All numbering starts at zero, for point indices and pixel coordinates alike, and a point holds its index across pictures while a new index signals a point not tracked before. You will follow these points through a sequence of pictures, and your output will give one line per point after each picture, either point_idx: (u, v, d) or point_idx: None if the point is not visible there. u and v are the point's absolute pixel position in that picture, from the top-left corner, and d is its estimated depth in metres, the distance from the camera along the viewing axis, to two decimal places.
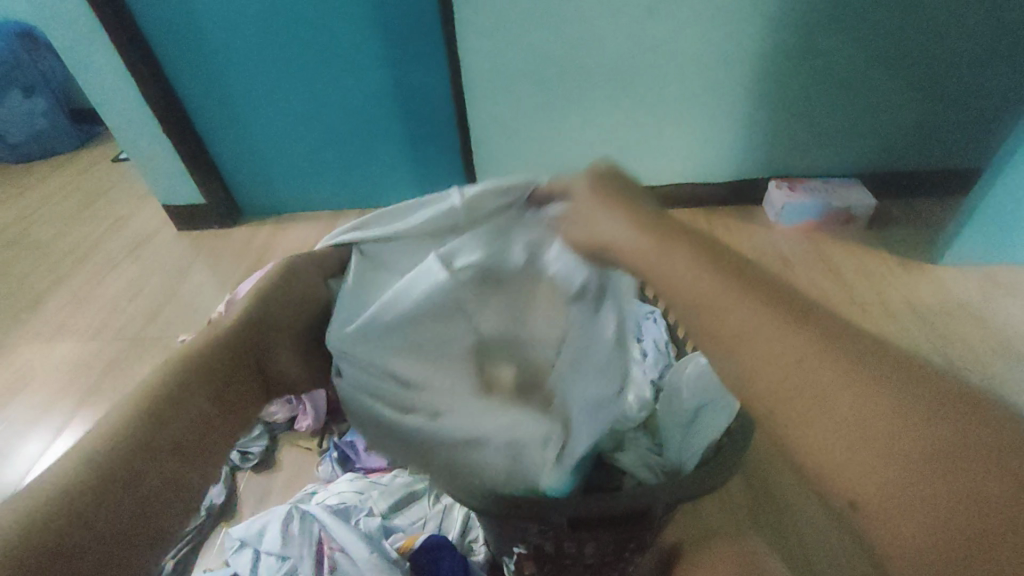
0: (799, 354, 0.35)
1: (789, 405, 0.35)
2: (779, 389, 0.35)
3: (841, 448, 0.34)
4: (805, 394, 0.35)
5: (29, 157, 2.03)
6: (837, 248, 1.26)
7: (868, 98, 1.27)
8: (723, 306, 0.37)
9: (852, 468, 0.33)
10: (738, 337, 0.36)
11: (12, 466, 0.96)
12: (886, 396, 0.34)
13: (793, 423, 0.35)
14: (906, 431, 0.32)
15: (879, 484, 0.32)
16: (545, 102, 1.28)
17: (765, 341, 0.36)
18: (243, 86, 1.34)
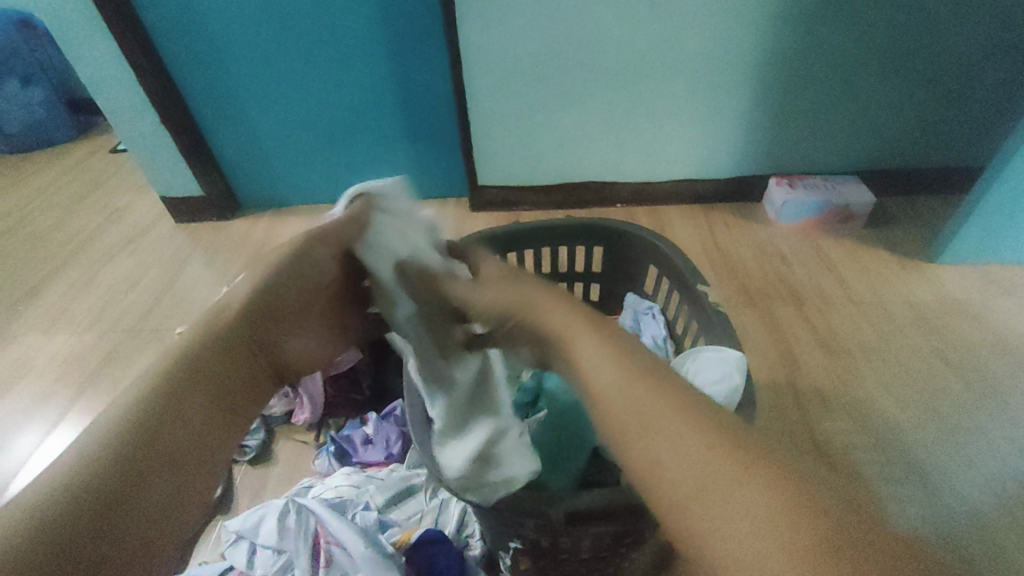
0: (689, 438, 0.29)
1: (694, 491, 0.28)
2: (657, 475, 0.29)
3: (758, 547, 0.26)
4: (682, 474, 0.28)
5: (26, 147, 2.01)
6: (837, 246, 1.25)
7: (870, 95, 1.26)
8: (614, 393, 0.32)
9: (710, 544, 0.27)
10: (627, 417, 0.31)
11: (7, 457, 0.96)
12: (776, 491, 0.27)
13: (698, 531, 0.27)
14: (780, 514, 0.26)
15: (750, 558, 0.26)
16: (546, 98, 1.27)
17: (670, 425, 0.30)
18: (241, 78, 1.33)
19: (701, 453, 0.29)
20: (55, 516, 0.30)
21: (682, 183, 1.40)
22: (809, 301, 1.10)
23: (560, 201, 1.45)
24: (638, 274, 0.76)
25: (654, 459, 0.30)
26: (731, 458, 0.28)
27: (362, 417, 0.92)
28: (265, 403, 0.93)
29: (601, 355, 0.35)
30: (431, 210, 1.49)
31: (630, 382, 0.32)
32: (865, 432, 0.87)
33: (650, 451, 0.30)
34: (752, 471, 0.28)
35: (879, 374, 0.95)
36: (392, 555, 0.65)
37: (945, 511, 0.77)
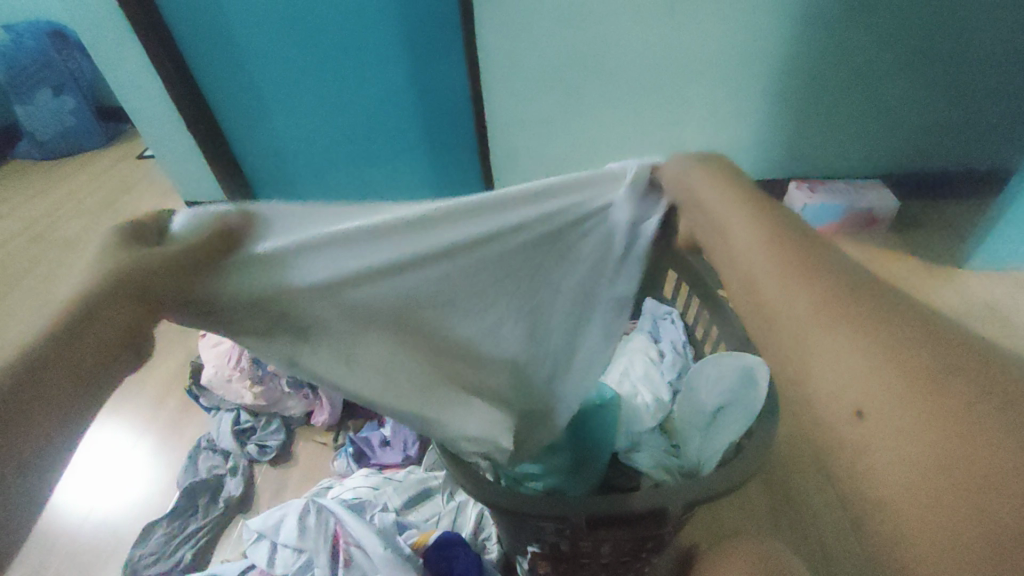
0: (849, 325, 0.34)
1: (839, 386, 0.32)
2: (819, 353, 0.34)
3: (911, 458, 0.28)
4: (836, 356, 0.33)
5: (57, 154, 2.08)
6: (859, 251, 1.23)
7: (894, 97, 1.24)
8: (778, 288, 0.39)
9: (859, 403, 0.31)
10: (784, 307, 0.38)
11: None
12: (945, 368, 0.30)
13: (845, 402, 0.31)
14: (934, 388, 0.29)
15: (893, 419, 0.29)
16: (563, 103, 1.27)
17: (824, 323, 0.35)
18: (263, 85, 1.36)
19: (856, 336, 0.33)
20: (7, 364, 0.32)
21: None
22: None
23: None
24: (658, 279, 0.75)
25: (807, 332, 0.36)
26: (883, 343, 0.32)
27: (380, 419, 0.93)
28: (285, 404, 0.94)
29: (762, 256, 0.42)
30: None
31: (800, 285, 0.38)
32: None
33: (793, 325, 0.37)
34: (900, 354, 0.31)
35: None
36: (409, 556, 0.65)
37: None
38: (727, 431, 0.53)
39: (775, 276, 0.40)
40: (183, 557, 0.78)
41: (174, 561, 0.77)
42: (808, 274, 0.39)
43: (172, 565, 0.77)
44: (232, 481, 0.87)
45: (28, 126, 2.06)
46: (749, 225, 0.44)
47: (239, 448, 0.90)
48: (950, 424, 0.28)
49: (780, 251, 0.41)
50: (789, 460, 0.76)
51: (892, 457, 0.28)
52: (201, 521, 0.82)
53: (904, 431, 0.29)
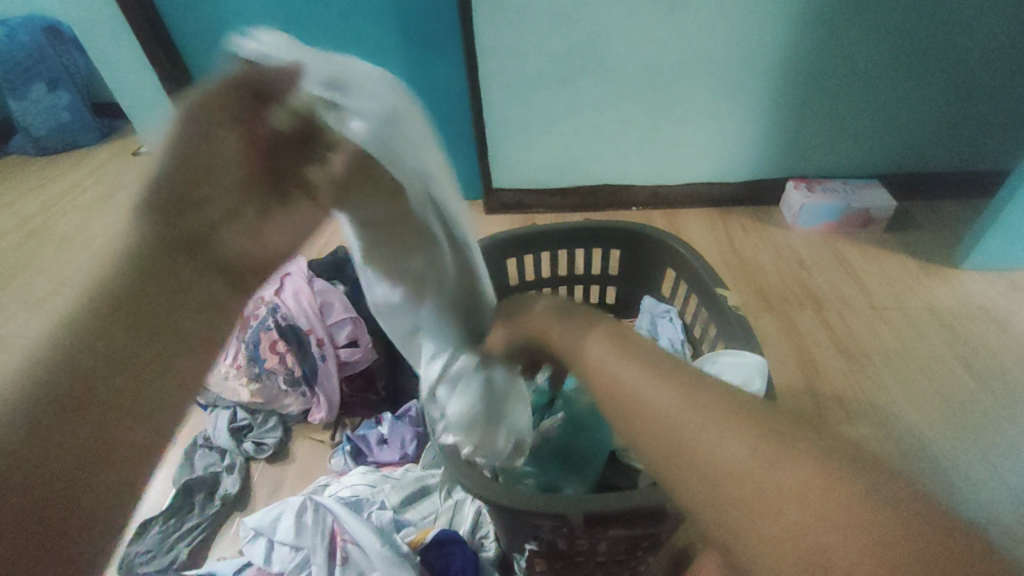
0: (717, 421, 0.34)
1: (724, 503, 0.32)
2: (704, 467, 0.33)
3: (815, 567, 0.28)
4: (714, 453, 0.33)
5: (52, 150, 2.07)
6: (856, 250, 1.24)
7: (892, 97, 1.24)
8: (636, 385, 0.39)
9: (728, 507, 0.31)
10: (651, 410, 0.36)
11: None
12: (806, 455, 0.31)
13: (743, 531, 0.30)
14: (804, 479, 0.30)
15: (767, 522, 0.30)
16: (561, 101, 1.27)
17: (695, 422, 0.34)
18: None
19: (731, 434, 0.33)
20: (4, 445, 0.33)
21: (698, 186, 1.40)
22: (827, 306, 1.09)
23: (574, 203, 1.45)
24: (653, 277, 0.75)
25: (682, 437, 0.34)
26: (754, 430, 0.32)
27: (377, 417, 0.93)
28: (281, 402, 0.94)
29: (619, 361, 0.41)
30: None
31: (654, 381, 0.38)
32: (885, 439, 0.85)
33: (661, 431, 0.36)
34: (765, 442, 0.32)
35: (900, 378, 0.94)
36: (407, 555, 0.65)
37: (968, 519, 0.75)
38: None
39: (625, 368, 0.40)
40: (178, 554, 0.78)
41: (170, 559, 0.77)
42: (668, 372, 0.38)
43: (168, 563, 0.77)
44: (228, 479, 0.87)
45: (23, 122, 2.04)
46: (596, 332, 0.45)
47: (235, 445, 0.90)
48: (824, 512, 0.29)
49: (639, 357, 0.40)
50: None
51: (778, 561, 0.29)
52: (197, 518, 0.82)
53: (788, 529, 0.29)
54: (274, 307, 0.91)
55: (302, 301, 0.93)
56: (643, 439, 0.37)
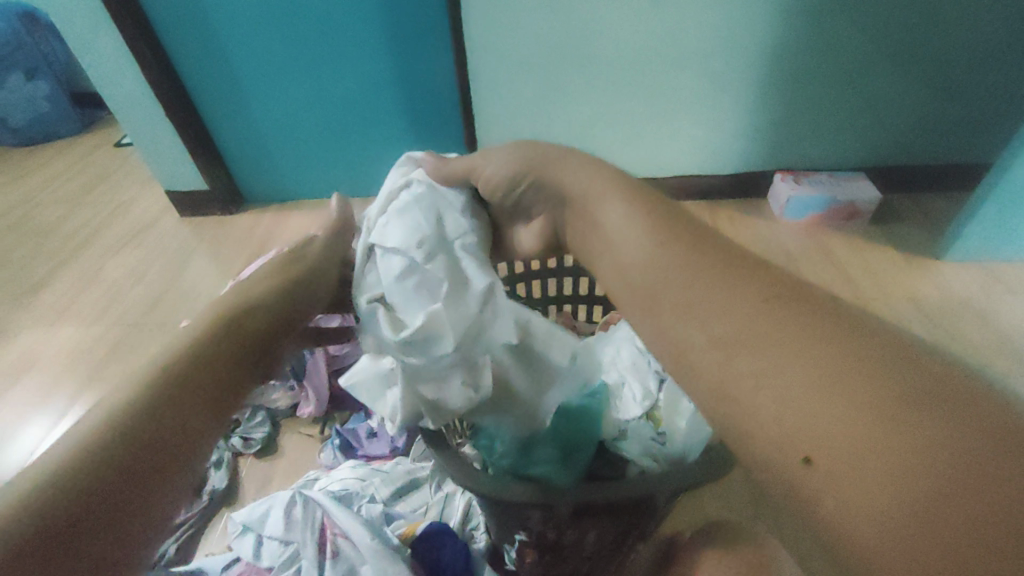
0: (758, 320, 0.29)
1: (771, 408, 0.26)
2: (747, 367, 0.28)
3: (870, 501, 0.23)
4: (780, 386, 0.27)
5: (31, 141, 2.02)
6: (842, 243, 1.25)
7: (877, 91, 1.25)
8: (697, 292, 0.32)
9: (806, 445, 0.25)
10: (708, 320, 0.31)
11: (16, 448, 0.97)
12: (895, 389, 0.24)
13: (798, 441, 0.25)
14: (903, 426, 0.23)
15: (847, 462, 0.24)
16: (549, 93, 1.27)
17: (740, 320, 0.30)
18: (245, 72, 1.33)
19: (802, 363, 0.27)
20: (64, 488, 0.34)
21: (687, 178, 1.40)
22: None
23: None
24: None
25: (739, 364, 0.28)
26: (829, 360, 0.26)
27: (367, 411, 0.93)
28: (269, 397, 0.94)
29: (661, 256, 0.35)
30: None
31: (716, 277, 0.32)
32: None
33: (708, 353, 0.30)
34: (843, 375, 0.26)
35: None
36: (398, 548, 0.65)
37: None
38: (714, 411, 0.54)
39: (672, 269, 0.34)
40: (166, 550, 0.77)
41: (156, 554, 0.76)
42: (727, 276, 0.32)
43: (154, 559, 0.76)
44: (216, 474, 0.86)
45: None
46: (625, 216, 0.39)
47: (223, 441, 0.90)
48: (922, 460, 0.22)
49: (673, 250, 0.35)
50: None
51: (859, 502, 0.23)
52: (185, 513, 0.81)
53: (875, 476, 0.23)
54: None
55: None
56: (684, 371, 0.31)
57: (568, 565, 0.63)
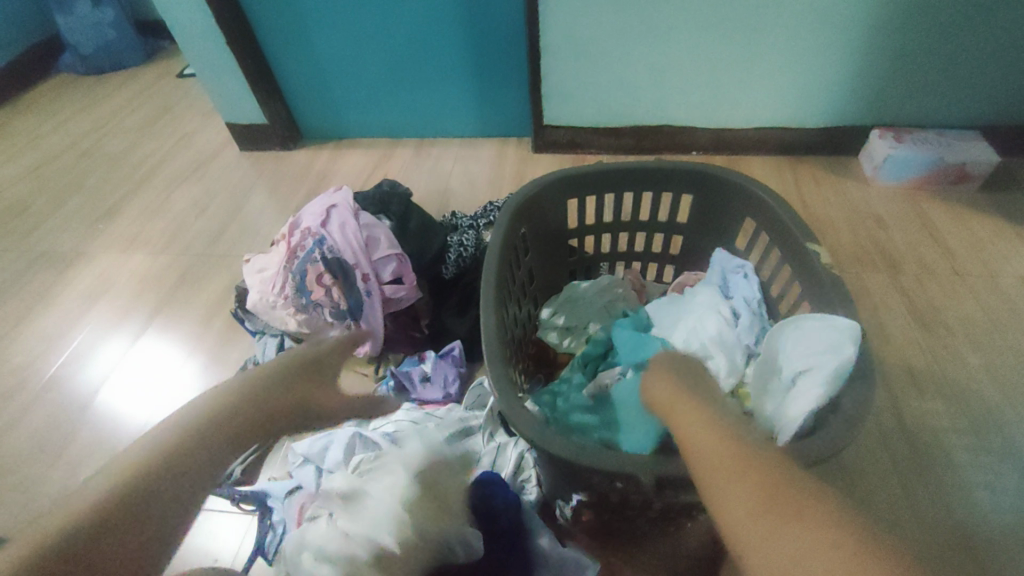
0: (715, 437, 0.39)
1: (721, 506, 0.36)
2: (706, 477, 0.38)
3: (779, 571, 0.31)
4: (746, 514, 0.34)
5: (101, 69, 2.05)
6: (943, 210, 1.12)
7: (1014, 34, 1.07)
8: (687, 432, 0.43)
9: (776, 570, 0.31)
10: (697, 459, 0.40)
11: (99, 365, 1.04)
12: (832, 514, 0.32)
13: (736, 534, 0.35)
14: (828, 536, 0.31)
15: (798, 560, 0.31)
16: (625, 30, 1.15)
17: (707, 440, 0.40)
18: (306, 0, 1.28)
19: (741, 480, 0.36)
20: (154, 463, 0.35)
21: (769, 131, 1.28)
22: (904, 271, 1.00)
23: (629, 146, 1.36)
24: (729, 225, 0.70)
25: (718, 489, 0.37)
26: (778, 491, 0.34)
27: (420, 355, 0.94)
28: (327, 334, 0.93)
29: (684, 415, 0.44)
30: (493, 149, 1.43)
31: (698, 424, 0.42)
32: (959, 414, 0.80)
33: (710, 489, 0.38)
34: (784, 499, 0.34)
35: (980, 352, 0.87)
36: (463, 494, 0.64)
37: None
38: (807, 390, 0.48)
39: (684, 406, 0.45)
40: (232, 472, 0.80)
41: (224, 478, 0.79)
42: (701, 413, 0.43)
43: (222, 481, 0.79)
44: None
45: (71, 39, 2.03)
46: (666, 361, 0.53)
47: None
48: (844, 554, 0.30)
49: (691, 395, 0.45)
50: (862, 447, 0.77)
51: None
52: None
53: (818, 574, 0.30)
54: (321, 240, 0.92)
55: (348, 233, 0.93)
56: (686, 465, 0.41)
57: (624, 526, 0.62)
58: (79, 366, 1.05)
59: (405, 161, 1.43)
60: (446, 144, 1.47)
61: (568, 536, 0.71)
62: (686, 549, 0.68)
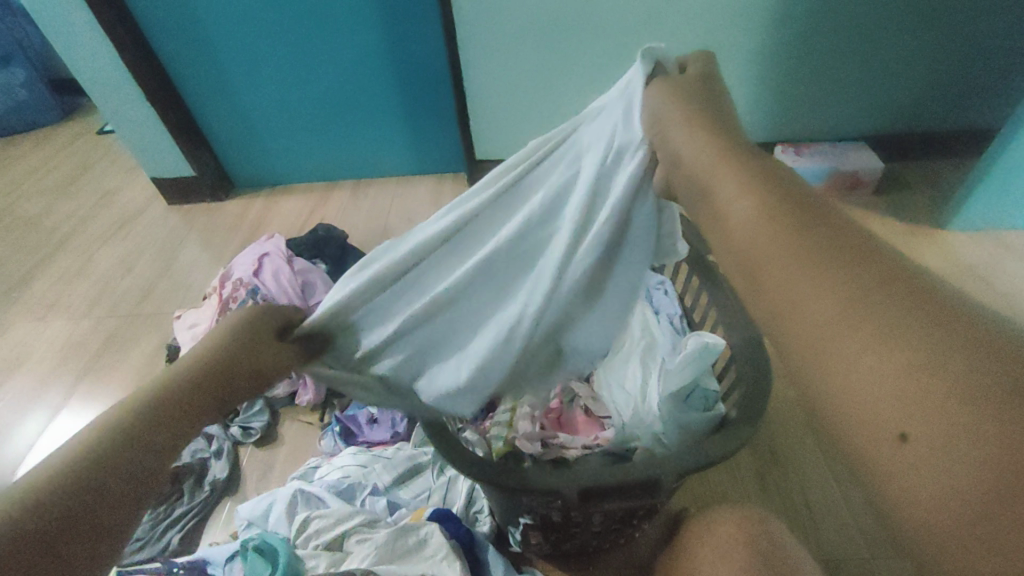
0: (836, 288, 0.27)
1: (855, 401, 0.25)
2: (840, 363, 0.26)
3: (947, 503, 0.22)
4: (867, 371, 0.25)
5: (12, 131, 1.96)
6: (843, 214, 1.23)
7: (880, 57, 1.22)
8: (781, 279, 0.29)
9: (907, 415, 0.23)
10: (798, 304, 0.28)
11: (14, 443, 0.97)
12: (992, 359, 0.22)
13: (879, 426, 0.24)
14: (977, 397, 0.22)
15: (948, 440, 0.22)
16: (543, 69, 1.22)
17: (821, 288, 0.28)
18: (229, 54, 1.29)
19: (888, 360, 0.24)
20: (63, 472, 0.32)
21: None
22: None
23: None
24: None
25: (817, 323, 0.27)
26: (930, 358, 0.23)
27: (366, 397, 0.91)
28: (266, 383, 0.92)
29: (775, 250, 0.30)
30: (429, 185, 1.46)
31: (811, 259, 0.29)
32: None
33: (833, 366, 0.26)
34: (927, 355, 0.23)
35: None
36: (426, 533, 0.63)
37: None
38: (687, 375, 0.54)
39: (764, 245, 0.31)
40: (170, 541, 0.77)
41: (161, 546, 0.76)
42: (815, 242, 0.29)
43: (160, 550, 0.76)
44: (217, 464, 0.85)
45: None
46: None
47: (221, 431, 0.88)
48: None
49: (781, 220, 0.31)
50: (785, 426, 0.79)
51: (946, 489, 0.22)
52: (188, 505, 0.80)
53: (973, 462, 0.21)
54: (254, 289, 0.92)
55: (282, 282, 0.93)
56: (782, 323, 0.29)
57: (574, 544, 0.63)
58: None
59: (341, 203, 1.44)
60: (383, 184, 1.49)
61: (524, 562, 0.71)
62: (638, 558, 0.69)
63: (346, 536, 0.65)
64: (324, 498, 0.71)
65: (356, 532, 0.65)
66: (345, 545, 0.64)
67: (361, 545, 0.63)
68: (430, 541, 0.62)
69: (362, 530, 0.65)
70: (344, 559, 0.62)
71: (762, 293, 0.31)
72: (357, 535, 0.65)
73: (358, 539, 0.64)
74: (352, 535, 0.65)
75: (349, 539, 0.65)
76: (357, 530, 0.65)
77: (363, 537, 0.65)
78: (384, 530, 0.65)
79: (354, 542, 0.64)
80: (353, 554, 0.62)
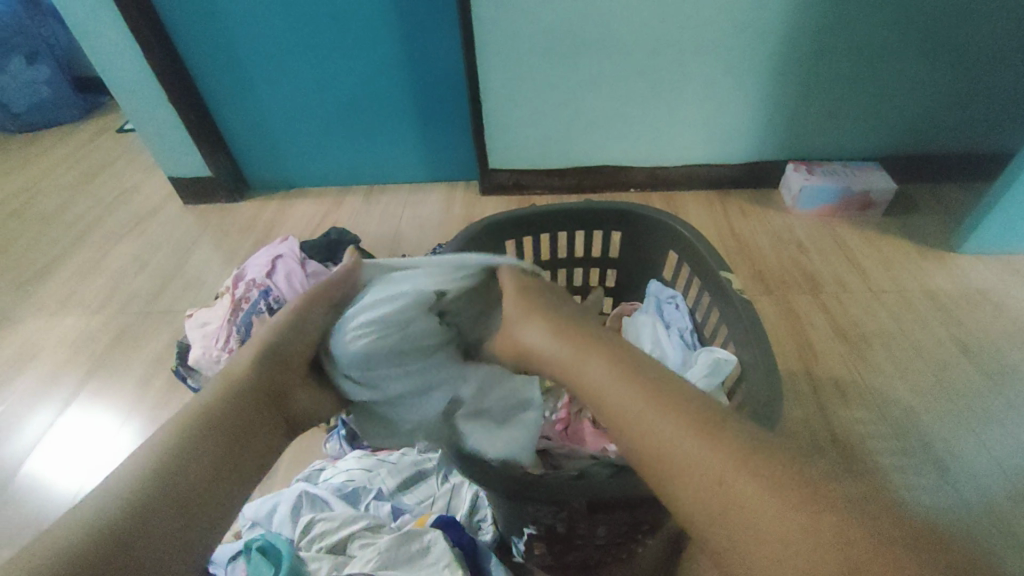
0: (716, 450, 0.29)
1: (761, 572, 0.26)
2: (742, 527, 0.27)
3: None
4: (761, 539, 0.26)
5: (34, 128, 2.01)
6: (855, 235, 1.23)
7: (895, 80, 1.22)
8: (656, 421, 0.32)
9: None
10: (685, 468, 0.29)
11: (24, 432, 0.98)
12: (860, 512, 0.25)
13: None
14: (863, 533, 0.25)
15: None
16: (558, 83, 1.24)
17: (702, 451, 0.29)
18: (251, 59, 1.32)
19: (775, 520, 0.26)
20: (123, 497, 0.35)
21: (696, 168, 1.37)
22: (826, 290, 1.08)
23: (572, 185, 1.42)
24: (656, 259, 0.76)
25: (706, 490, 0.28)
26: (809, 518, 0.26)
27: None
28: None
29: (627, 395, 0.35)
30: (441, 193, 1.47)
31: (672, 418, 0.32)
32: (886, 425, 0.85)
33: (736, 539, 0.27)
34: (817, 501, 0.26)
35: (897, 362, 0.94)
36: (430, 539, 0.63)
37: (964, 500, 0.77)
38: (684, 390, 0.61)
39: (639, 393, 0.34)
40: None
41: None
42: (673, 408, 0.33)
43: None
44: None
45: None
46: None
47: None
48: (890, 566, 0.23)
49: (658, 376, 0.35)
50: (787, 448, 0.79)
51: None
52: None
53: None
54: (267, 289, 0.92)
55: (295, 284, 0.93)
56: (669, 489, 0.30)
57: (577, 557, 0.63)
58: (4, 434, 0.98)
59: (354, 208, 1.45)
60: (395, 190, 1.50)
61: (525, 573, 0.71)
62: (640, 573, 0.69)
63: (350, 540, 0.65)
64: (328, 500, 0.71)
65: (361, 537, 0.65)
66: (349, 550, 0.64)
67: (366, 549, 0.63)
68: (434, 548, 0.62)
69: (367, 535, 0.66)
70: (348, 563, 0.62)
71: (641, 441, 0.32)
72: (362, 539, 0.65)
73: (362, 545, 0.64)
74: (356, 539, 0.65)
75: (353, 543, 0.65)
76: (361, 534, 0.66)
77: (367, 541, 0.65)
78: (387, 536, 0.65)
79: (358, 547, 0.64)
80: (357, 558, 0.62)
